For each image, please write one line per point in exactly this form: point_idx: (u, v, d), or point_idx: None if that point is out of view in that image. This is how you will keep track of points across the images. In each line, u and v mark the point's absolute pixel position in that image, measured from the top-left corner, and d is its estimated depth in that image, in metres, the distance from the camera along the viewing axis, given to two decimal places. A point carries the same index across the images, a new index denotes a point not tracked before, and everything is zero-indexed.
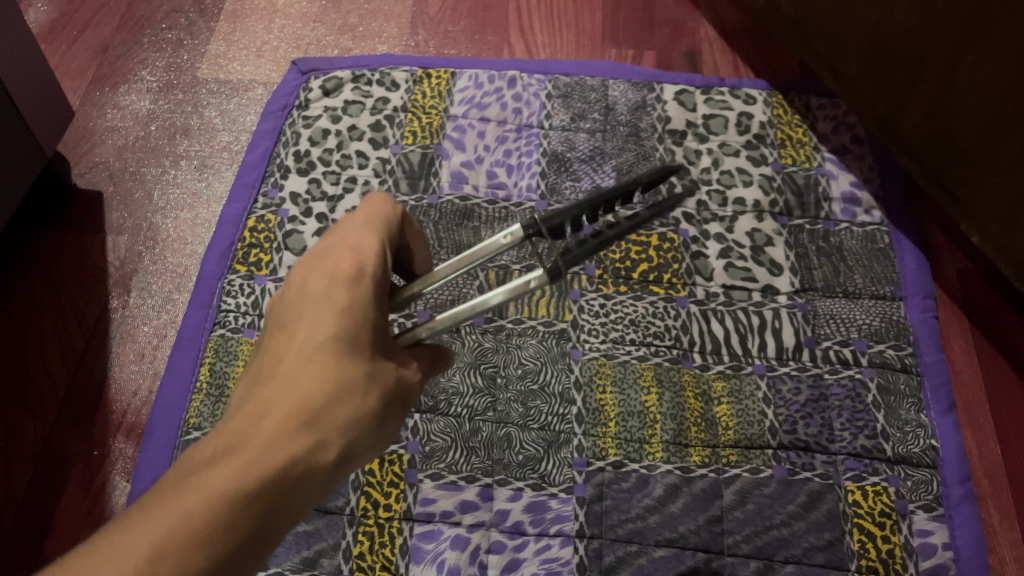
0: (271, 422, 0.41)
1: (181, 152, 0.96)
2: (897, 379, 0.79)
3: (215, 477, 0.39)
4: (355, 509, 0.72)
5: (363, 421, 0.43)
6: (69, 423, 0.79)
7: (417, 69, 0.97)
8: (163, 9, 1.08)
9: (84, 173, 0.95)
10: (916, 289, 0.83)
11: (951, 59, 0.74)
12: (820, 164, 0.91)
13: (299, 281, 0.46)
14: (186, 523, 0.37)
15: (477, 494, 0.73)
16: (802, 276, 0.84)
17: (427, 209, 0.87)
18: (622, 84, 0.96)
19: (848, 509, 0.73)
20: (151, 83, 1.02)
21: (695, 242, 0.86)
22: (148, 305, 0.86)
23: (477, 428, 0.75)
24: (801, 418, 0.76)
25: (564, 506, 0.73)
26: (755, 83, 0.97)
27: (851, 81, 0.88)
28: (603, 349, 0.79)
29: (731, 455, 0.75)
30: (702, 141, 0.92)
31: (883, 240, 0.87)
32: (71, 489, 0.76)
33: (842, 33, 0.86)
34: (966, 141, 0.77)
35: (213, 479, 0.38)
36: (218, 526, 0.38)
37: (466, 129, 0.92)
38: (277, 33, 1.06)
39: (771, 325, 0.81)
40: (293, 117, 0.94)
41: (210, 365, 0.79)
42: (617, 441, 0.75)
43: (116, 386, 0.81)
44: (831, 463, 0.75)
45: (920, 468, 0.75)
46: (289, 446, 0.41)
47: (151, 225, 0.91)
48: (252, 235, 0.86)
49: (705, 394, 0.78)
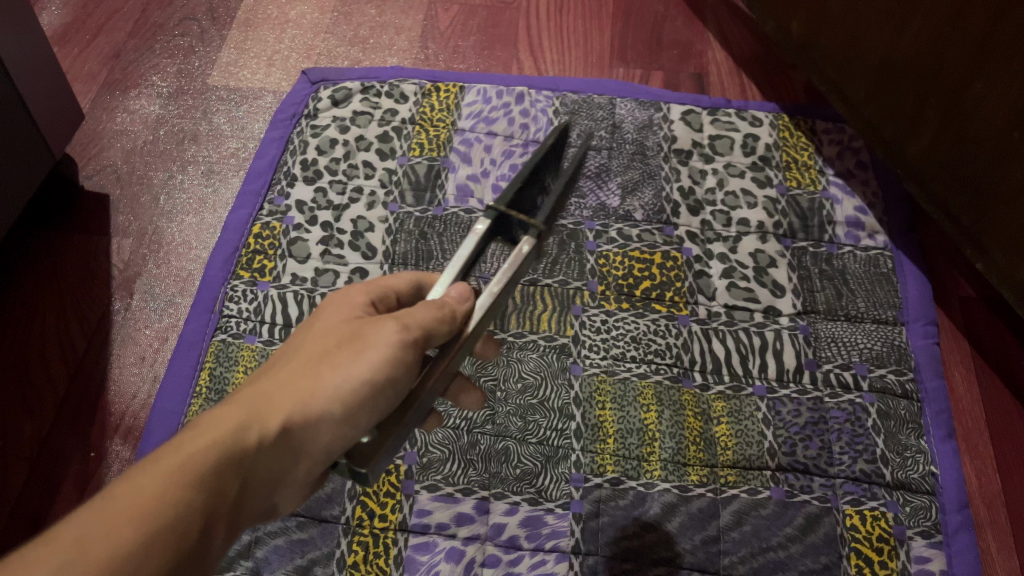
0: (226, 410, 0.42)
1: (189, 158, 0.97)
2: (897, 405, 0.78)
3: (169, 455, 0.38)
4: (350, 518, 0.72)
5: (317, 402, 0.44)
6: (68, 425, 0.79)
7: (426, 83, 0.98)
8: (176, 16, 1.09)
9: (92, 175, 0.95)
10: (918, 315, 0.83)
11: (959, 85, 0.74)
12: (825, 188, 0.91)
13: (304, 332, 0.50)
14: (129, 493, 0.36)
15: (474, 507, 0.73)
16: (804, 299, 0.84)
17: (432, 221, 0.87)
18: (630, 104, 0.97)
19: (846, 533, 0.72)
20: (161, 88, 1.03)
21: (698, 261, 0.86)
22: (150, 309, 0.86)
23: (476, 441, 0.75)
24: (800, 441, 0.76)
25: (560, 521, 0.72)
26: (762, 106, 0.98)
27: (859, 107, 0.89)
28: (604, 365, 0.79)
29: (729, 475, 0.75)
30: (707, 161, 0.93)
31: (886, 264, 0.87)
32: (66, 489, 0.76)
33: (852, 56, 0.86)
34: (972, 169, 0.77)
35: (167, 457, 0.38)
36: (169, 503, 0.37)
37: (472, 142, 0.93)
38: (288, 43, 1.07)
39: (772, 346, 0.81)
40: (301, 126, 0.94)
41: (211, 369, 0.79)
42: (616, 457, 0.75)
43: (115, 389, 0.81)
44: (829, 486, 0.74)
45: (919, 494, 0.74)
46: (243, 428, 0.41)
47: (156, 229, 0.91)
48: (257, 241, 0.86)
49: (704, 413, 0.78)
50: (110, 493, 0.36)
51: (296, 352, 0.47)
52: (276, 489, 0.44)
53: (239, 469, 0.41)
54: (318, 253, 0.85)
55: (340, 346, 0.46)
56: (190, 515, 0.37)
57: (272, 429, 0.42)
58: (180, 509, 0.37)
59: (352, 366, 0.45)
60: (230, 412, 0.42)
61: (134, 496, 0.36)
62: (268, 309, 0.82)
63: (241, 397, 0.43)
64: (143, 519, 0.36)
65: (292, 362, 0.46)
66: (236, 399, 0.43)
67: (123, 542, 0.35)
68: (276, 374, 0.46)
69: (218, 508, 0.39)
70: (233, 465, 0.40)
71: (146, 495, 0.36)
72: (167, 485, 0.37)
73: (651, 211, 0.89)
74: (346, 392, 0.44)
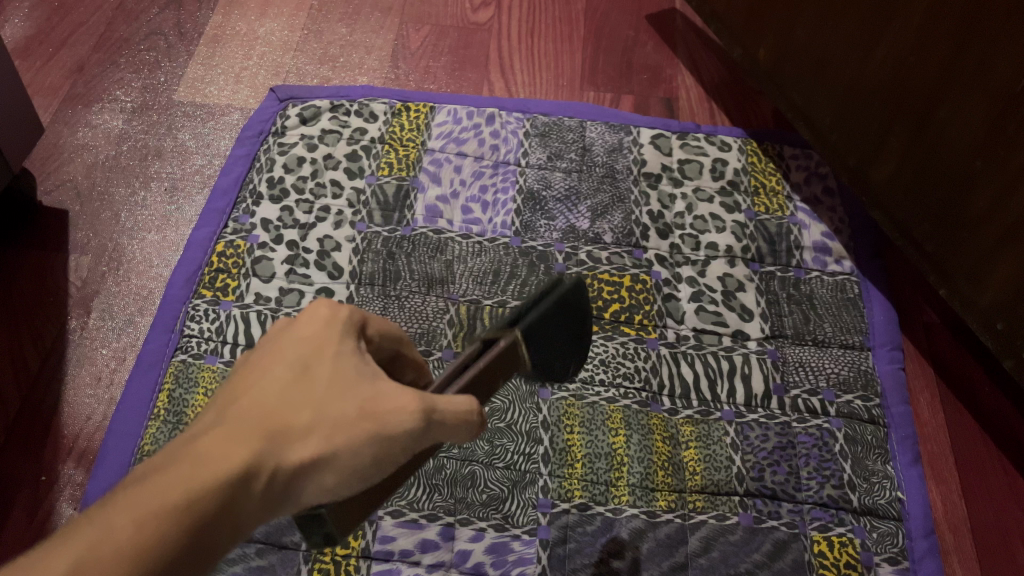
0: (221, 439, 0.36)
1: (152, 174, 0.95)
2: (864, 430, 0.79)
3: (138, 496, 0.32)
4: (311, 544, 0.70)
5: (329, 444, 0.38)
6: (18, 448, 0.76)
7: (396, 102, 0.97)
8: (143, 30, 1.08)
9: (51, 191, 0.93)
10: (884, 340, 0.84)
11: (923, 112, 0.75)
12: (793, 213, 0.92)
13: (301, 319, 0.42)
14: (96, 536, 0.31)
15: (439, 534, 0.71)
16: (772, 323, 0.84)
17: (400, 240, 0.86)
18: (600, 127, 0.97)
19: (814, 559, 0.72)
20: (125, 103, 1.01)
21: (667, 284, 0.86)
22: (108, 328, 0.84)
23: (441, 465, 0.74)
24: (768, 466, 0.76)
25: (526, 548, 0.71)
26: (731, 131, 0.99)
27: (824, 133, 0.90)
28: (572, 389, 0.79)
29: (698, 500, 0.74)
30: (676, 185, 0.93)
31: (852, 290, 0.87)
32: (15, 516, 0.73)
33: (819, 83, 0.87)
34: (935, 195, 0.78)
35: (142, 495, 0.33)
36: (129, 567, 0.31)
37: (442, 162, 0.92)
38: (257, 59, 1.06)
39: (741, 370, 0.81)
40: (268, 143, 0.93)
41: (169, 391, 0.77)
42: (584, 483, 0.74)
43: (69, 410, 0.79)
44: (797, 512, 0.74)
45: (886, 520, 0.74)
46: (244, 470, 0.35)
47: (116, 246, 0.89)
48: (221, 260, 0.84)
49: (673, 437, 0.77)
50: (70, 541, 0.31)
51: (265, 373, 0.40)
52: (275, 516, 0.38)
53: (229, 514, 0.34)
54: (283, 272, 0.84)
55: (336, 362, 0.41)
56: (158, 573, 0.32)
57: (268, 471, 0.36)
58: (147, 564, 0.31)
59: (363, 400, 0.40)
60: (223, 448, 0.35)
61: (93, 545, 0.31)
62: (231, 328, 0.80)
63: (241, 419, 0.37)
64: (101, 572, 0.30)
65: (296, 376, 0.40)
66: (238, 426, 0.37)
67: None
68: (282, 388, 0.39)
69: (196, 558, 0.33)
70: (223, 511, 0.34)
71: (113, 540, 0.31)
72: (138, 530, 0.32)
73: (621, 233, 0.89)
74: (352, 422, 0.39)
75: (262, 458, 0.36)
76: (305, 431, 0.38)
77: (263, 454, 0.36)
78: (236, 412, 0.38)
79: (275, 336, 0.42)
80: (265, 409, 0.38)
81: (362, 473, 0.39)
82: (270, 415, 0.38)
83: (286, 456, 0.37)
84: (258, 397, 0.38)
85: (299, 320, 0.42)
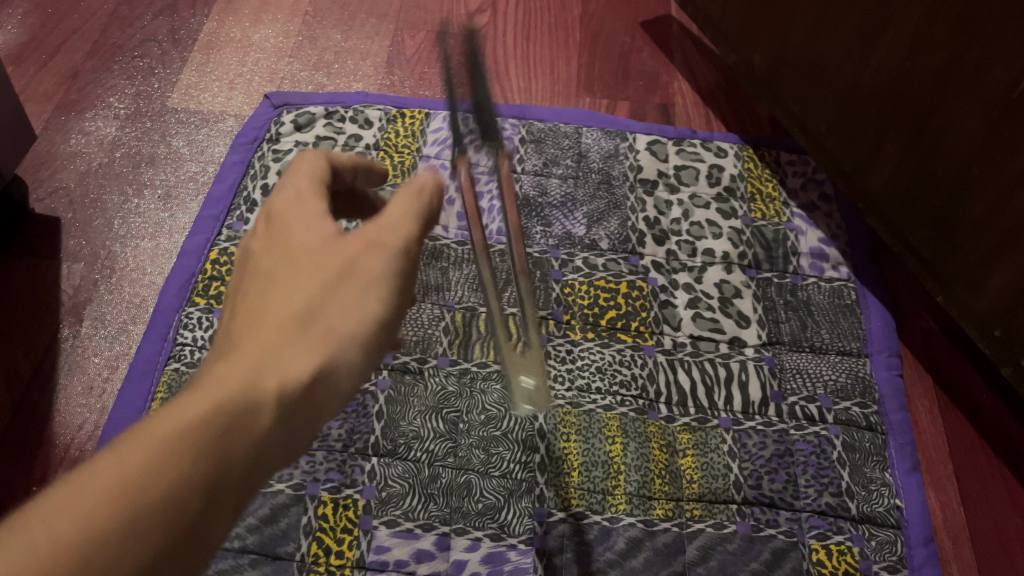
0: (231, 360, 0.38)
1: (145, 181, 0.94)
2: (862, 437, 0.78)
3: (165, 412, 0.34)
4: (305, 555, 0.69)
5: (331, 337, 0.41)
6: (9, 459, 0.76)
7: (391, 109, 0.97)
8: (137, 37, 1.07)
9: (43, 198, 0.92)
10: (881, 347, 0.84)
11: (918, 118, 0.75)
12: (789, 219, 0.92)
13: (272, 222, 0.46)
14: (133, 445, 0.32)
15: (434, 543, 0.71)
16: (769, 330, 0.84)
17: None
18: (596, 133, 0.97)
19: (812, 568, 0.71)
20: (118, 110, 1.00)
21: (663, 291, 0.85)
22: (101, 336, 0.83)
23: (437, 474, 0.73)
24: (765, 473, 0.75)
25: (523, 558, 0.70)
26: (727, 137, 0.98)
27: (820, 139, 0.89)
28: (569, 397, 0.78)
29: (695, 509, 0.74)
30: (673, 192, 0.93)
31: (849, 296, 0.87)
32: None
33: (814, 89, 0.87)
34: (931, 202, 0.78)
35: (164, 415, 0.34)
36: (167, 471, 0.32)
37: (438, 169, 0.92)
38: (251, 66, 1.06)
39: (738, 377, 0.80)
40: (263, 150, 0.93)
41: (162, 400, 0.76)
42: (580, 491, 0.74)
43: (61, 420, 0.78)
44: (795, 520, 0.74)
45: (885, 528, 0.74)
46: (258, 372, 0.38)
47: (109, 253, 0.88)
48: (214, 268, 0.84)
49: (670, 445, 0.77)
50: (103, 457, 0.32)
51: (249, 298, 0.43)
52: (302, 436, 0.40)
53: (257, 416, 0.36)
54: None
55: (313, 241, 0.45)
56: (199, 478, 0.33)
57: (284, 376, 0.38)
58: (185, 470, 0.33)
59: (353, 294, 0.43)
60: (236, 365, 0.38)
61: (130, 447, 0.32)
62: None
63: (247, 337, 0.40)
64: (140, 471, 0.31)
65: (284, 278, 0.43)
66: (246, 341, 0.39)
67: (119, 500, 0.31)
68: (270, 291, 0.42)
69: (234, 465, 0.35)
70: (249, 413, 0.36)
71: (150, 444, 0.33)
72: (173, 435, 0.33)
73: (617, 240, 0.88)
74: (347, 312, 0.42)
75: (274, 364, 0.39)
76: (308, 335, 0.41)
77: (269, 359, 0.39)
78: (240, 336, 0.40)
79: (254, 260, 0.45)
80: (266, 323, 0.40)
81: (363, 363, 0.43)
82: (274, 321, 0.40)
83: (296, 355, 0.40)
84: (260, 309, 0.41)
85: (271, 242, 0.45)
